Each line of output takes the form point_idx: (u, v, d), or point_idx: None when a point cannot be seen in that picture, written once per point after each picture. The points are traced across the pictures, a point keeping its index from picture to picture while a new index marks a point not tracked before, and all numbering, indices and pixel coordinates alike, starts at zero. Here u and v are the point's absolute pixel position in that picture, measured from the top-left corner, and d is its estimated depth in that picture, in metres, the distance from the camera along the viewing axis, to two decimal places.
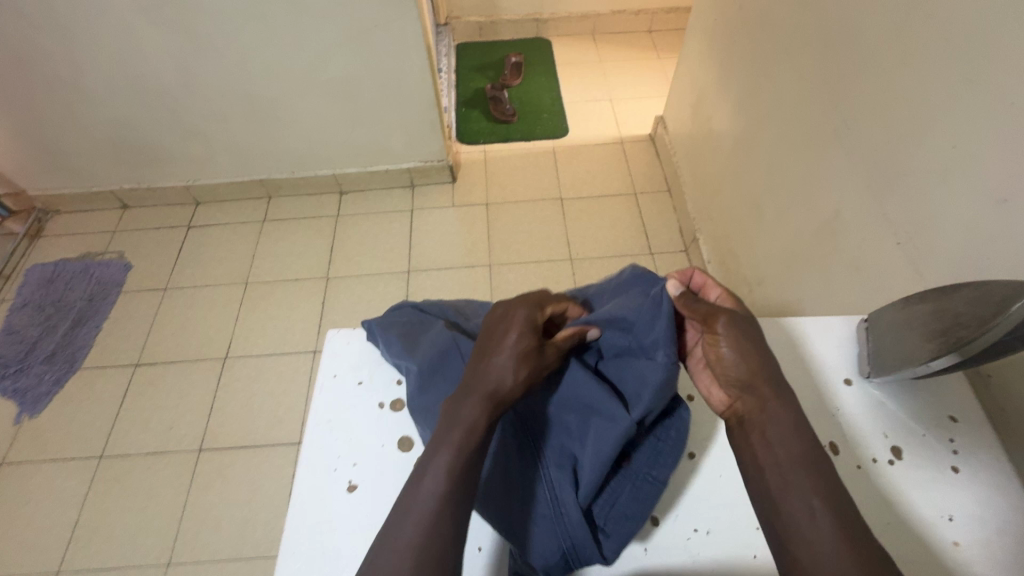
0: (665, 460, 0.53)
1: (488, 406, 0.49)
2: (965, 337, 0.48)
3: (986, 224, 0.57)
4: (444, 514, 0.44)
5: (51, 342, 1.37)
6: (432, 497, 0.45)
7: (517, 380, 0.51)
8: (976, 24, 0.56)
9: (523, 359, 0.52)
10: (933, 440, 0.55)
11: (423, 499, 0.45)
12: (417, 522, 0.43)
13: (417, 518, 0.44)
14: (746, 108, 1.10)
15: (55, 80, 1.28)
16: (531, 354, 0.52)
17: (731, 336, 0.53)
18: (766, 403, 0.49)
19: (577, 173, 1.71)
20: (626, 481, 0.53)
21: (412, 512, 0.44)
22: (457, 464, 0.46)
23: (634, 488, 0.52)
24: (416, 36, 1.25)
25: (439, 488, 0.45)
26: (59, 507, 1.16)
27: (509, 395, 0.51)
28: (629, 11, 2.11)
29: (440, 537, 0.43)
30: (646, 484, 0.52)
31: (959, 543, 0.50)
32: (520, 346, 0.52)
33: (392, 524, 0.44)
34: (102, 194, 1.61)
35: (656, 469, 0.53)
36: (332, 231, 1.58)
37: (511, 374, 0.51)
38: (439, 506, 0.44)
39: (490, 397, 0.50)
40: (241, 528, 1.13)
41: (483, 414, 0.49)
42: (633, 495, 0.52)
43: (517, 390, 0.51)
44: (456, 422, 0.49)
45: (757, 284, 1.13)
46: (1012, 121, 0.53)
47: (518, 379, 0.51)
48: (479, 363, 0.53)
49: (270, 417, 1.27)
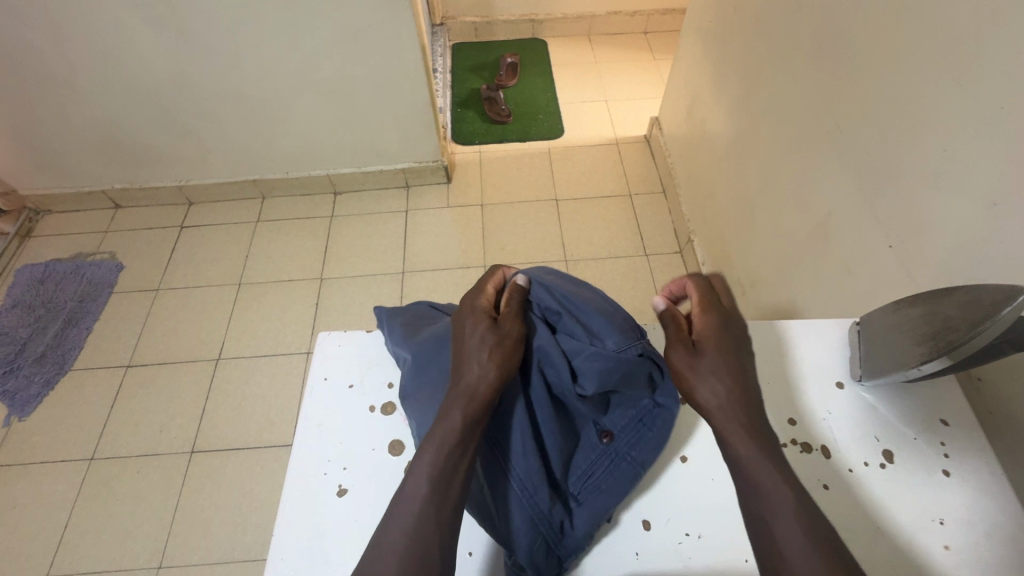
0: (647, 443, 0.55)
1: (468, 405, 0.49)
2: (954, 341, 0.48)
3: (977, 227, 0.57)
4: (429, 519, 0.44)
5: (41, 344, 1.36)
6: (418, 501, 0.45)
7: (490, 373, 0.51)
8: (967, 28, 0.57)
9: (492, 350, 0.52)
10: (924, 443, 0.55)
11: (408, 504, 0.45)
12: (403, 528, 0.44)
13: (403, 524, 0.44)
14: (740, 110, 1.10)
15: (46, 79, 1.27)
16: (500, 345, 0.53)
17: (716, 359, 0.52)
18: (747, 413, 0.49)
19: (572, 174, 1.71)
20: (605, 459, 0.55)
21: (398, 517, 0.44)
22: (440, 469, 0.46)
23: (614, 468, 0.54)
24: (411, 37, 1.25)
25: (423, 492, 0.45)
26: (48, 510, 1.15)
27: (486, 389, 0.50)
28: (625, 12, 2.12)
29: (426, 542, 0.43)
30: (624, 463, 0.54)
31: (950, 547, 0.50)
32: (486, 339, 0.53)
33: (380, 530, 0.44)
34: (93, 194, 1.59)
35: (636, 449, 0.55)
36: (326, 231, 1.57)
37: (484, 366, 0.51)
38: (423, 511, 0.44)
39: (469, 395, 0.50)
40: (233, 531, 1.12)
41: (463, 414, 0.49)
42: (609, 471, 0.54)
43: (490, 381, 0.51)
44: (440, 424, 0.49)
45: (750, 285, 1.13)
46: (1002, 125, 0.54)
47: (491, 372, 0.51)
48: (456, 363, 0.53)
49: (263, 419, 1.26)
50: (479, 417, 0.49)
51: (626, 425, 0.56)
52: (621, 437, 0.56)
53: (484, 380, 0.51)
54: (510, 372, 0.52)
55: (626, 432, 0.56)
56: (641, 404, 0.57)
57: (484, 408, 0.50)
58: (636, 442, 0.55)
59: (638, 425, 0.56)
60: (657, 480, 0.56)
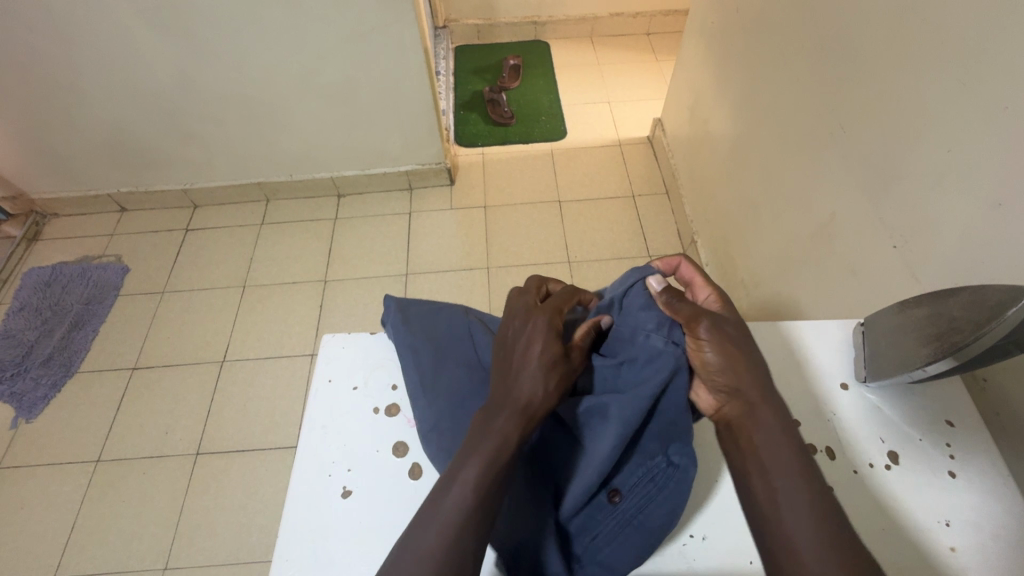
0: (657, 506, 0.50)
1: (521, 421, 0.48)
2: (959, 342, 0.48)
3: (982, 228, 0.57)
4: (470, 533, 0.43)
5: (48, 346, 1.37)
6: (460, 512, 0.44)
7: (549, 392, 0.50)
8: (970, 28, 0.57)
9: (553, 368, 0.51)
10: (929, 444, 0.55)
11: (447, 518, 0.43)
12: (439, 536, 0.43)
13: (440, 532, 0.43)
14: (743, 111, 1.10)
15: (53, 83, 1.28)
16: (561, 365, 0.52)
17: (714, 340, 0.52)
18: (753, 409, 0.49)
19: (575, 175, 1.72)
20: (612, 519, 0.51)
21: (435, 527, 0.43)
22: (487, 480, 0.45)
23: (619, 531, 0.50)
24: (414, 40, 1.25)
25: (466, 504, 0.44)
26: (55, 511, 1.16)
27: (542, 409, 0.50)
28: (627, 14, 2.12)
29: (465, 556, 0.42)
30: (632, 528, 0.50)
31: (957, 549, 0.49)
32: (547, 355, 0.52)
33: (415, 533, 0.44)
34: (100, 197, 1.60)
35: (645, 513, 0.50)
36: (330, 233, 1.58)
37: (543, 384, 0.50)
38: (464, 526, 0.43)
39: (523, 410, 0.49)
40: (238, 533, 1.13)
41: (517, 429, 0.48)
42: (615, 534, 0.50)
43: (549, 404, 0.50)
44: (488, 436, 0.47)
45: (754, 286, 1.13)
46: (1005, 124, 0.54)
47: (550, 389, 0.51)
48: (510, 373, 0.52)
49: (268, 420, 1.26)
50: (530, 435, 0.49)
51: (636, 484, 0.52)
52: (631, 496, 0.51)
53: (545, 402, 0.50)
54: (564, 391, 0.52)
55: (636, 492, 0.52)
56: (658, 463, 0.52)
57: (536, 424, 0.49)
58: (646, 506, 0.50)
59: (650, 484, 0.51)
60: None
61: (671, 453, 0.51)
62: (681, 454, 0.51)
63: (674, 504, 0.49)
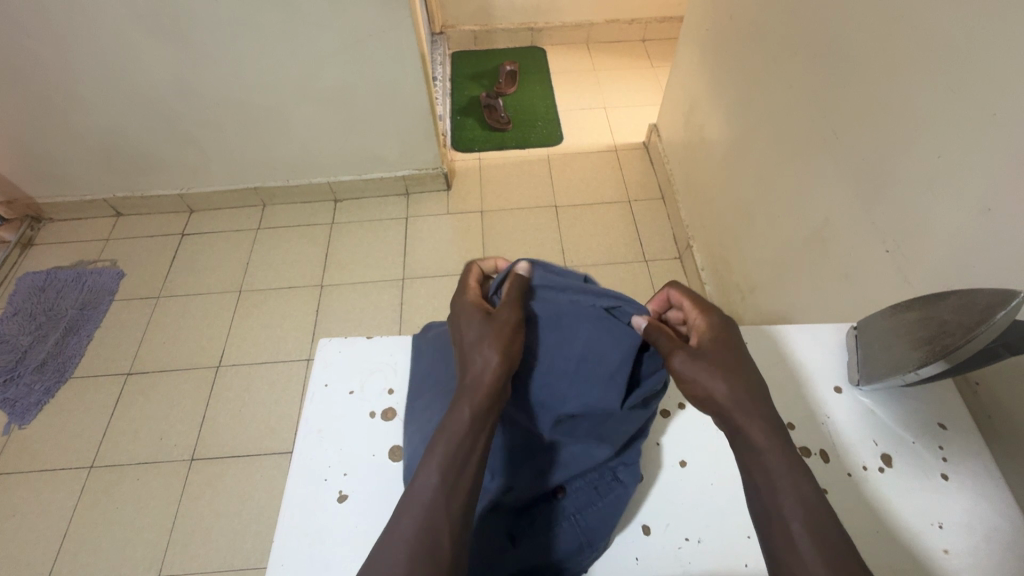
0: (595, 508, 0.53)
1: (475, 399, 0.49)
2: (950, 345, 0.48)
3: (972, 233, 0.57)
4: (441, 514, 0.43)
5: (42, 351, 1.36)
6: (429, 492, 0.44)
7: (493, 360, 0.51)
8: (959, 37, 0.58)
9: (493, 341, 0.52)
10: (922, 447, 0.55)
11: (419, 497, 0.44)
12: (415, 519, 0.43)
13: (412, 515, 0.43)
14: (736, 117, 1.11)
15: (48, 88, 1.28)
16: (498, 335, 0.52)
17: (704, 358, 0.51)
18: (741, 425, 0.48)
19: (571, 180, 1.72)
20: (551, 512, 0.54)
21: (410, 508, 0.43)
22: (453, 459, 0.45)
23: (556, 524, 0.53)
24: (411, 46, 1.26)
25: (435, 481, 0.44)
26: (47, 518, 1.15)
27: (491, 378, 0.50)
28: (623, 20, 2.14)
29: (441, 533, 0.42)
30: (568, 522, 0.52)
31: (949, 551, 0.50)
32: (481, 333, 0.53)
33: (391, 522, 0.43)
34: (95, 202, 1.60)
35: (584, 513, 0.53)
36: (326, 238, 1.58)
37: (491, 358, 0.51)
38: (435, 504, 0.43)
39: (475, 385, 0.50)
40: (232, 539, 1.12)
41: (470, 407, 0.48)
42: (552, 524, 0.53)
43: (495, 368, 0.50)
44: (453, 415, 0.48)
45: (749, 290, 1.14)
46: (995, 131, 0.54)
47: (494, 359, 0.51)
48: (461, 357, 0.53)
49: (263, 426, 1.26)
50: (489, 408, 0.49)
51: (582, 487, 0.55)
52: (574, 495, 0.54)
53: (487, 370, 0.50)
54: (512, 358, 0.52)
55: (580, 493, 0.55)
56: (604, 474, 0.55)
57: (494, 399, 0.49)
58: (585, 509, 0.53)
59: (592, 490, 0.54)
60: (657, 488, 0.56)
61: (619, 469, 0.55)
62: (625, 471, 0.55)
63: (614, 511, 0.52)
